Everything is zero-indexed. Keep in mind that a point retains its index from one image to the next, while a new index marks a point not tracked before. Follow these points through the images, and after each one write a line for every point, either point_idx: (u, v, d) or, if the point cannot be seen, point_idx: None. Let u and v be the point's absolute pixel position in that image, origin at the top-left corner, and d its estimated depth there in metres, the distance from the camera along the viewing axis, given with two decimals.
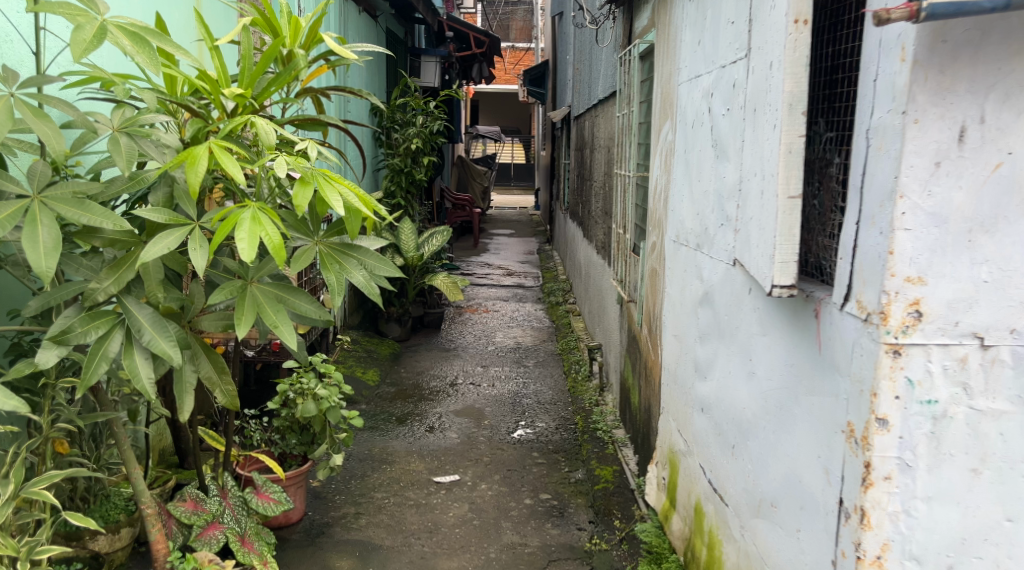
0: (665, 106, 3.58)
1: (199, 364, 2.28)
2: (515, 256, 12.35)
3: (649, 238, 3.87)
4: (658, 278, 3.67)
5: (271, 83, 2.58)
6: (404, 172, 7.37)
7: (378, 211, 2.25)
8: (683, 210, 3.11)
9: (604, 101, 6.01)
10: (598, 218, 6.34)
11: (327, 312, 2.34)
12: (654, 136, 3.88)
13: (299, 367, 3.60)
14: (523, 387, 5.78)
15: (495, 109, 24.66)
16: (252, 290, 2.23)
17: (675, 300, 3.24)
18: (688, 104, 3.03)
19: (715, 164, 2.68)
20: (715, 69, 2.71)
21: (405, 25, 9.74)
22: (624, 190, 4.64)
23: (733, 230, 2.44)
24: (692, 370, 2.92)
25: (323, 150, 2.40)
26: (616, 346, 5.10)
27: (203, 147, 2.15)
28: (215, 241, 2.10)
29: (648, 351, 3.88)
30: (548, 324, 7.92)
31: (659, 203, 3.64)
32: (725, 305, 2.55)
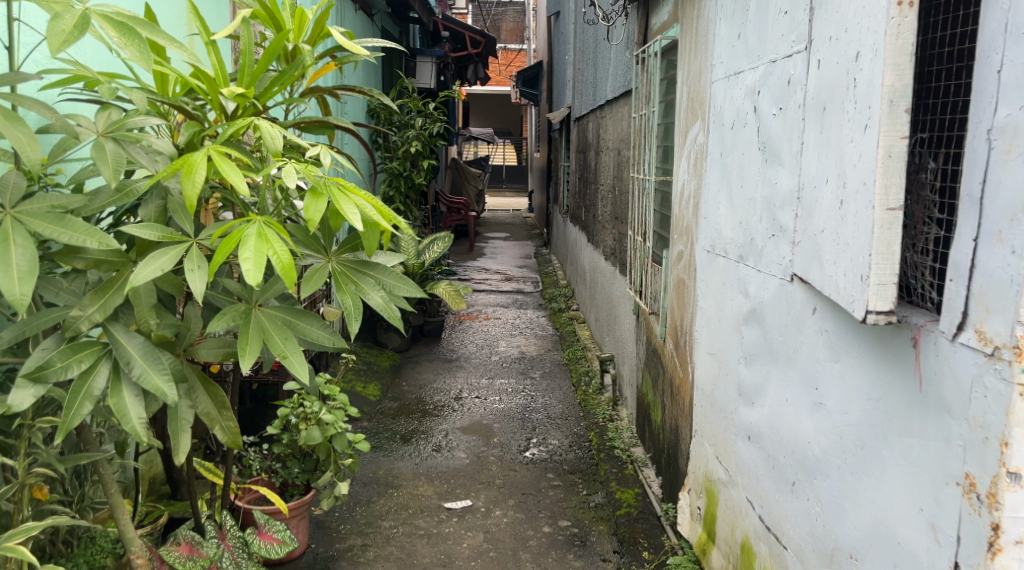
0: (692, 105, 3.35)
1: (196, 399, 2.02)
2: (512, 260, 12.11)
3: (674, 248, 3.64)
4: (686, 290, 3.43)
5: (274, 82, 2.32)
6: (403, 176, 7.13)
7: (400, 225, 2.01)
8: (720, 218, 2.88)
9: (613, 101, 5.79)
10: (607, 223, 6.11)
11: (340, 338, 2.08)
12: (678, 139, 3.65)
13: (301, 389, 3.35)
14: (531, 400, 5.53)
15: (487, 111, 24.42)
16: (257, 314, 1.97)
17: (709, 316, 3.01)
18: (727, 102, 2.80)
19: (763, 169, 2.44)
20: (761, 64, 2.47)
21: (400, 25, 9.50)
22: (641, 195, 4.41)
23: (791, 242, 2.20)
24: (734, 393, 2.69)
25: (334, 156, 2.15)
26: (631, 358, 4.86)
27: (201, 154, 1.90)
28: (215, 261, 1.84)
29: (673, 368, 3.64)
30: (551, 332, 7.68)
31: (686, 210, 3.41)
32: (777, 324, 2.32)
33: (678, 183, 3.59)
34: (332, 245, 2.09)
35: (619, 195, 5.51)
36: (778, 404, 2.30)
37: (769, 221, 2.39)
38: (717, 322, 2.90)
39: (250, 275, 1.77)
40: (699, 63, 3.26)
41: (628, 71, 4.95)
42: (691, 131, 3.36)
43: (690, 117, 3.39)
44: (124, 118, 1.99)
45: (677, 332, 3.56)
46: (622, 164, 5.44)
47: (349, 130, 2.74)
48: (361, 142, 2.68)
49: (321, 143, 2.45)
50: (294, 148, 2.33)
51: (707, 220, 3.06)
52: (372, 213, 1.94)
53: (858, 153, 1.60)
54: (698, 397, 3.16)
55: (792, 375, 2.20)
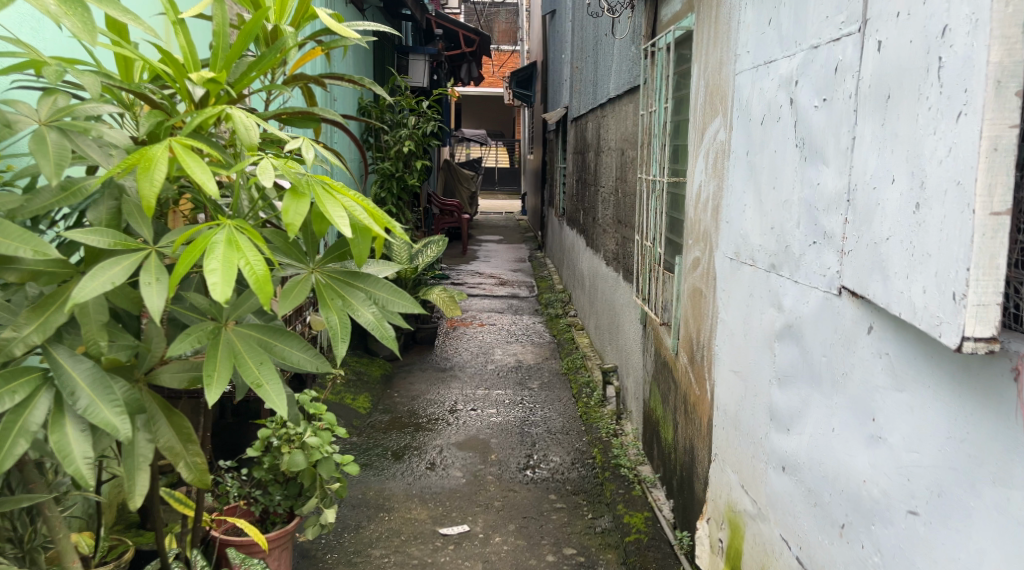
0: (711, 100, 3.09)
1: (157, 430, 1.74)
2: (506, 264, 11.83)
3: (689, 254, 3.38)
4: (702, 301, 3.17)
5: (251, 67, 2.04)
6: (394, 178, 6.87)
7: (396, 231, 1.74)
8: (747, 223, 2.62)
9: (616, 99, 5.54)
10: (609, 228, 5.85)
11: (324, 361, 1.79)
12: (693, 137, 3.40)
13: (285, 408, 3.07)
14: (530, 413, 5.26)
15: (479, 113, 24.15)
16: (228, 334, 1.69)
17: (733, 330, 2.74)
18: (754, 95, 2.55)
19: (802, 168, 2.18)
20: (798, 50, 2.21)
21: (392, 22, 9.23)
22: (649, 198, 4.15)
23: (839, 251, 1.94)
24: (763, 418, 2.43)
25: (319, 151, 1.87)
26: (637, 370, 4.60)
27: (163, 146, 1.63)
28: (177, 272, 1.56)
29: (687, 385, 3.38)
30: (549, 339, 7.41)
31: (704, 214, 3.15)
32: (819, 342, 2.05)
33: (693, 185, 3.33)
34: (316, 253, 1.81)
35: (624, 199, 5.24)
36: (819, 433, 2.04)
37: (808, 226, 2.14)
38: (742, 337, 2.64)
39: (217, 292, 1.49)
40: (720, 54, 3.00)
41: (635, 68, 4.70)
42: (709, 129, 3.10)
43: (708, 113, 3.13)
44: (73, 105, 1.71)
45: (692, 345, 3.30)
46: (626, 165, 5.19)
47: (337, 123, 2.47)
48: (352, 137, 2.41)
49: (307, 137, 2.19)
50: (273, 141, 2.06)
51: (730, 225, 2.81)
52: (362, 217, 1.67)
53: (946, 146, 1.35)
54: (719, 419, 2.89)
55: (839, 401, 1.93)
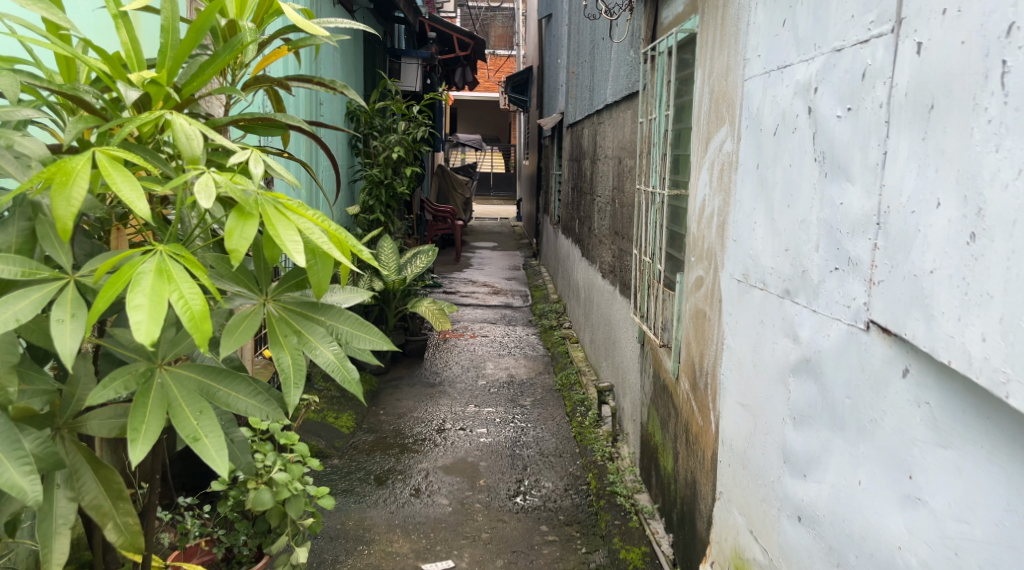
0: (716, 108, 2.87)
1: (81, 486, 1.55)
2: (500, 272, 11.60)
3: (692, 273, 3.15)
4: (706, 325, 2.94)
5: (205, 67, 1.80)
6: (383, 185, 6.61)
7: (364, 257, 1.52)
8: (757, 242, 2.39)
9: (613, 106, 5.32)
10: (605, 239, 5.63)
11: (277, 408, 1.57)
12: (696, 148, 3.18)
13: (253, 438, 2.84)
14: (521, 433, 5.03)
15: (474, 118, 23.93)
16: (161, 376, 1.48)
17: (741, 359, 2.51)
18: (766, 104, 2.33)
19: (822, 185, 1.96)
20: (817, 54, 1.99)
21: (384, 24, 9.01)
22: (648, 211, 3.93)
23: (866, 281, 1.72)
24: (775, 460, 2.19)
25: (275, 163, 1.64)
26: (634, 391, 4.37)
27: (85, 158, 1.39)
28: (97, 308, 1.33)
29: (689, 414, 3.15)
30: (542, 352, 7.18)
31: (708, 230, 2.92)
32: (842, 380, 1.82)
33: (696, 199, 3.11)
34: (270, 281, 1.59)
35: (621, 210, 5.01)
36: (841, 484, 1.81)
37: (829, 250, 1.91)
38: (752, 368, 2.41)
39: (140, 332, 1.25)
40: (726, 59, 2.78)
41: (634, 73, 4.47)
42: (714, 138, 2.88)
43: (713, 122, 2.91)
44: None
45: (694, 371, 3.07)
46: (624, 175, 4.96)
47: (306, 130, 2.24)
48: (321, 147, 2.18)
49: (268, 147, 1.96)
50: (227, 151, 1.83)
51: (738, 244, 2.58)
52: (321, 241, 1.44)
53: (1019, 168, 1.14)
54: (724, 454, 2.66)
55: (866, 451, 1.70)
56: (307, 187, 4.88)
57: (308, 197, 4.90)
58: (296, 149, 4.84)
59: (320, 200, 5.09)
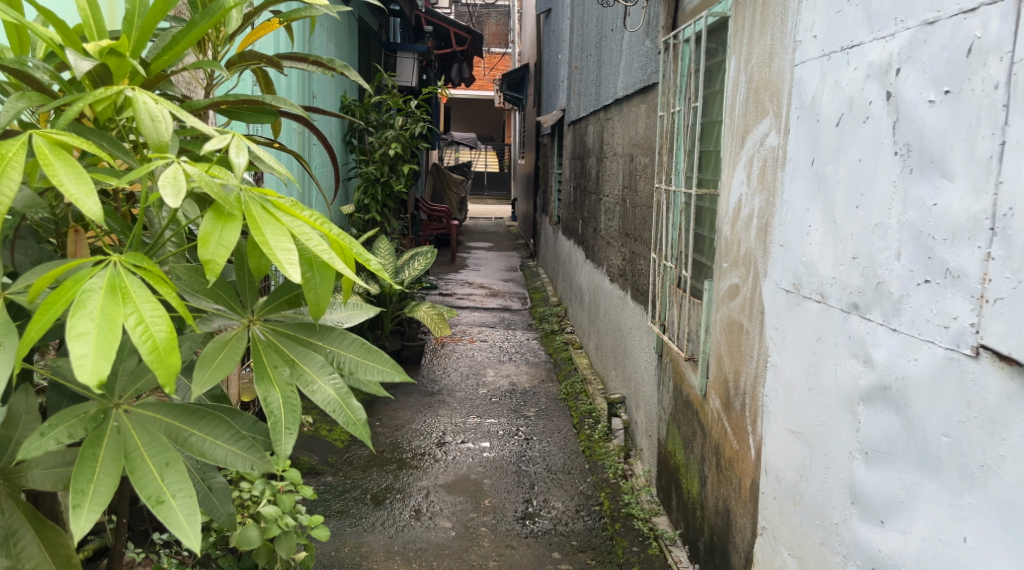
0: (756, 99, 2.60)
1: (21, 552, 1.37)
2: (497, 273, 11.31)
3: (723, 280, 2.88)
4: (743, 338, 2.66)
5: (179, 37, 1.51)
6: (379, 183, 6.35)
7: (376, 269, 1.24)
8: (813, 248, 2.12)
9: (625, 100, 5.04)
10: (614, 241, 5.36)
11: (260, 456, 1.34)
12: (727, 141, 2.91)
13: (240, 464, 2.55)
14: (527, 447, 4.76)
15: (469, 116, 23.62)
16: (118, 419, 1.26)
17: (790, 379, 2.24)
18: (825, 90, 2.05)
19: (904, 182, 1.67)
20: (897, 30, 1.71)
21: (380, 18, 8.74)
22: (668, 211, 3.65)
23: (974, 297, 1.43)
24: (838, 498, 1.91)
25: (264, 152, 1.35)
26: (650, 404, 4.10)
27: (19, 141, 1.11)
28: (32, 333, 1.05)
29: (719, 435, 2.87)
30: (544, 358, 6.90)
31: (747, 233, 2.64)
32: (936, 415, 1.54)
33: (730, 199, 2.83)
34: (257, 300, 1.34)
35: (634, 210, 4.74)
36: (934, 537, 1.53)
37: (914, 259, 1.63)
38: (804, 390, 2.13)
39: (84, 370, 0.95)
40: (768, 42, 2.51)
41: (650, 63, 4.19)
42: (753, 131, 2.61)
43: (752, 114, 2.63)
44: None
45: (727, 389, 2.79)
46: (637, 173, 4.68)
47: (301, 118, 1.95)
48: (321, 140, 1.89)
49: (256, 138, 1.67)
50: (206, 139, 1.54)
51: (786, 249, 2.30)
52: (321, 249, 1.14)
53: None
54: (766, 485, 2.38)
55: (974, 501, 1.42)
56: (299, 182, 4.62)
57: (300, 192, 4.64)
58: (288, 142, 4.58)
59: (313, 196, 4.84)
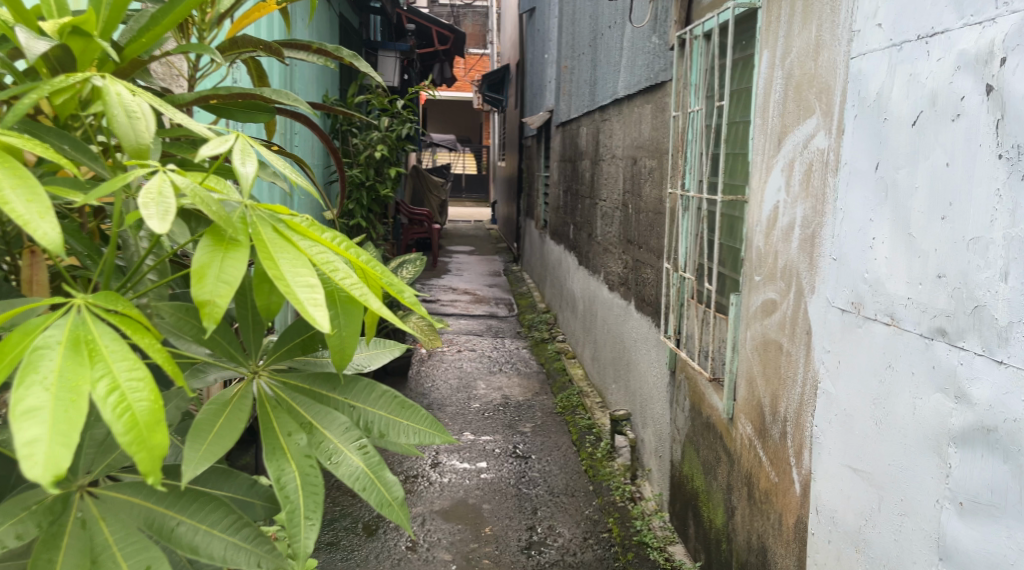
0: (797, 96, 2.37)
1: None
2: (480, 278, 11.06)
3: (756, 295, 2.65)
4: (782, 360, 2.43)
5: (159, 16, 1.22)
6: (364, 187, 6.12)
7: (418, 306, 0.97)
8: (878, 264, 1.88)
9: (626, 100, 4.84)
10: (614, 248, 5.15)
11: (259, 551, 1.13)
12: (760, 143, 2.69)
13: None
14: (526, 467, 4.55)
15: (447, 118, 23.35)
16: (83, 508, 1.06)
17: (847, 410, 2.00)
18: (895, 86, 1.82)
19: (1015, 190, 1.44)
20: (1001, 11, 1.47)
21: (360, 15, 8.47)
22: (682, 218, 3.43)
23: None
24: (920, 551, 1.68)
25: (270, 157, 1.08)
26: (660, 423, 3.88)
27: None
28: None
29: (751, 464, 2.64)
30: (536, 368, 6.67)
31: (788, 244, 2.41)
32: None
33: (764, 206, 2.61)
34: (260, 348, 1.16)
35: (637, 217, 4.52)
36: None
37: None
38: (868, 423, 1.90)
39: (35, 465, 0.69)
40: (812, 33, 2.28)
41: (659, 60, 3.98)
42: (794, 132, 2.39)
43: (792, 113, 2.40)
44: None
45: (762, 415, 2.56)
46: (641, 178, 4.47)
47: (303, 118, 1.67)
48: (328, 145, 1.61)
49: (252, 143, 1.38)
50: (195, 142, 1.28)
51: (841, 264, 2.06)
52: (349, 282, 0.88)
53: None
54: (817, 526, 2.14)
55: None
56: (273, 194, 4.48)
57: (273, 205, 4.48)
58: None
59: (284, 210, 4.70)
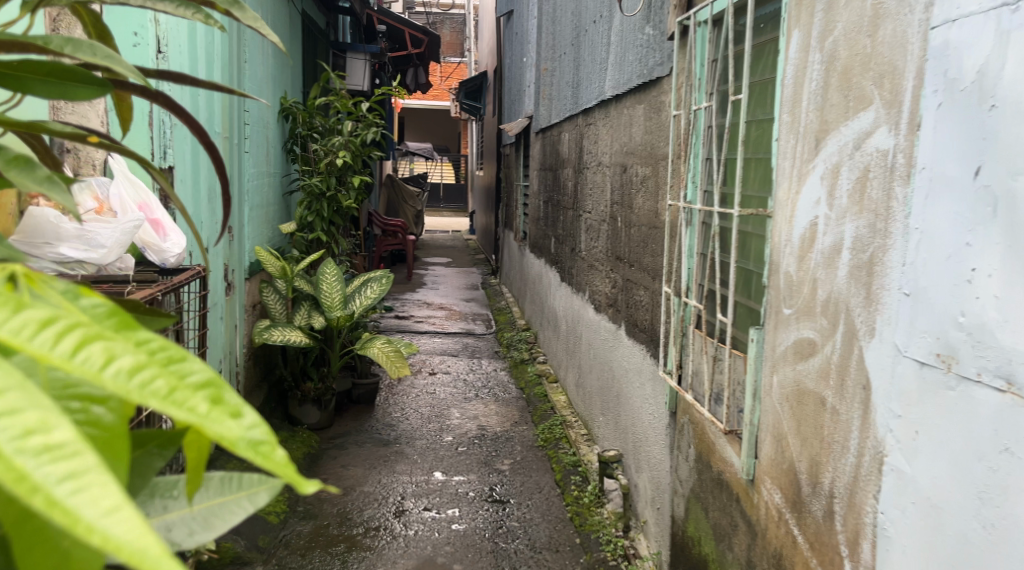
0: (843, 85, 1.88)
1: None
2: (457, 292, 10.55)
3: (786, 332, 2.16)
4: (824, 418, 1.93)
5: None
6: (325, 197, 5.59)
7: (265, 460, 0.48)
8: (979, 306, 1.38)
9: (614, 101, 4.35)
10: (601, 265, 4.66)
11: None
12: (789, 144, 2.20)
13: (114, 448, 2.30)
14: (503, 515, 4.04)
15: (424, 126, 22.81)
16: None
17: (932, 500, 1.49)
18: (1010, 62, 1.31)
19: None
20: None
21: (327, 14, 7.97)
22: (685, 234, 2.93)
23: None
24: None
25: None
26: (658, 468, 3.39)
27: None
28: None
29: (780, 542, 2.13)
30: (515, 393, 6.16)
31: (833, 272, 1.91)
32: None
33: (796, 224, 2.12)
34: None
35: (628, 231, 4.03)
36: None
37: None
38: (971, 524, 1.38)
39: None
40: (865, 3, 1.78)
41: (655, 54, 3.50)
42: (840, 129, 1.89)
43: (837, 106, 1.91)
44: None
45: (796, 484, 2.06)
46: (632, 187, 3.97)
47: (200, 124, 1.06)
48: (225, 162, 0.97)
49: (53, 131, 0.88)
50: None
51: (917, 300, 1.56)
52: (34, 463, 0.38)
53: None
54: None
55: None
56: (210, 209, 3.98)
57: (211, 222, 3.98)
58: (206, 170, 3.91)
59: (222, 226, 4.22)
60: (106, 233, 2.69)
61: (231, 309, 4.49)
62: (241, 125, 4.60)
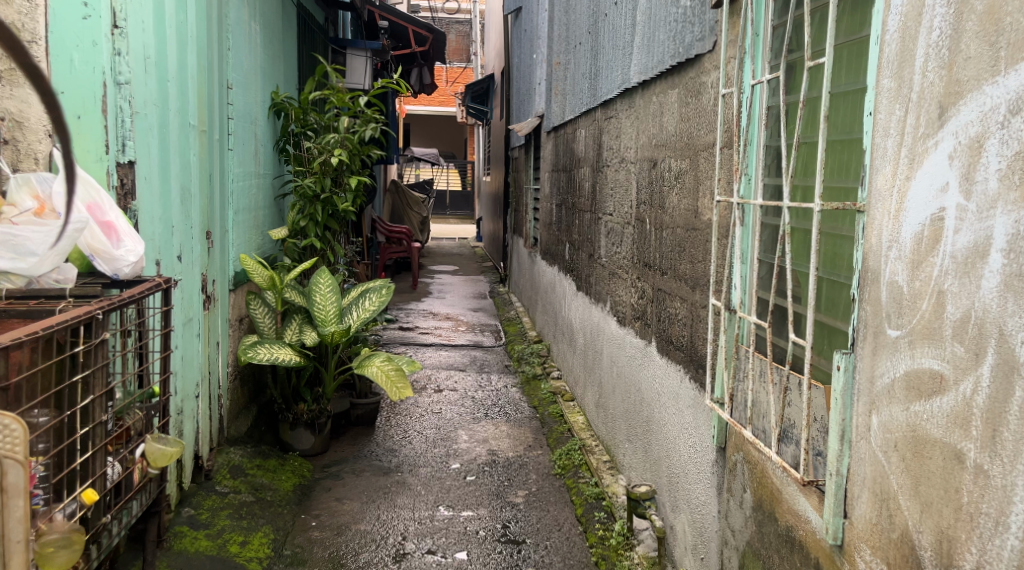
0: (990, 28, 1.38)
1: None
2: (464, 301, 10.07)
3: (895, 360, 1.66)
4: (963, 480, 1.43)
5: None
6: (319, 200, 5.11)
7: None
8: None
9: (639, 90, 3.88)
10: (624, 272, 4.17)
11: None
12: (891, 118, 1.70)
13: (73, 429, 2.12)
14: (518, 558, 3.55)
15: (430, 132, 22.40)
16: None
17: None
18: None
19: None
20: None
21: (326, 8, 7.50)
22: (739, 237, 2.44)
23: None
24: None
25: None
26: (702, 511, 2.89)
27: None
28: None
29: None
30: (528, 412, 5.66)
31: (976, 281, 1.41)
32: None
33: (909, 218, 1.62)
34: None
35: (658, 235, 3.54)
36: None
37: None
38: None
39: None
40: None
41: (694, 29, 3.01)
42: (985, 89, 1.39)
43: (978, 58, 1.41)
44: None
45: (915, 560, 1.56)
46: (664, 185, 3.48)
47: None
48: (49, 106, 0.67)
49: None
50: None
51: None
52: None
53: None
54: None
55: None
56: (182, 212, 3.50)
57: (183, 226, 3.50)
58: (178, 166, 3.44)
59: (199, 231, 3.73)
60: (40, 239, 2.22)
61: (212, 325, 4.00)
62: (223, 118, 4.12)
